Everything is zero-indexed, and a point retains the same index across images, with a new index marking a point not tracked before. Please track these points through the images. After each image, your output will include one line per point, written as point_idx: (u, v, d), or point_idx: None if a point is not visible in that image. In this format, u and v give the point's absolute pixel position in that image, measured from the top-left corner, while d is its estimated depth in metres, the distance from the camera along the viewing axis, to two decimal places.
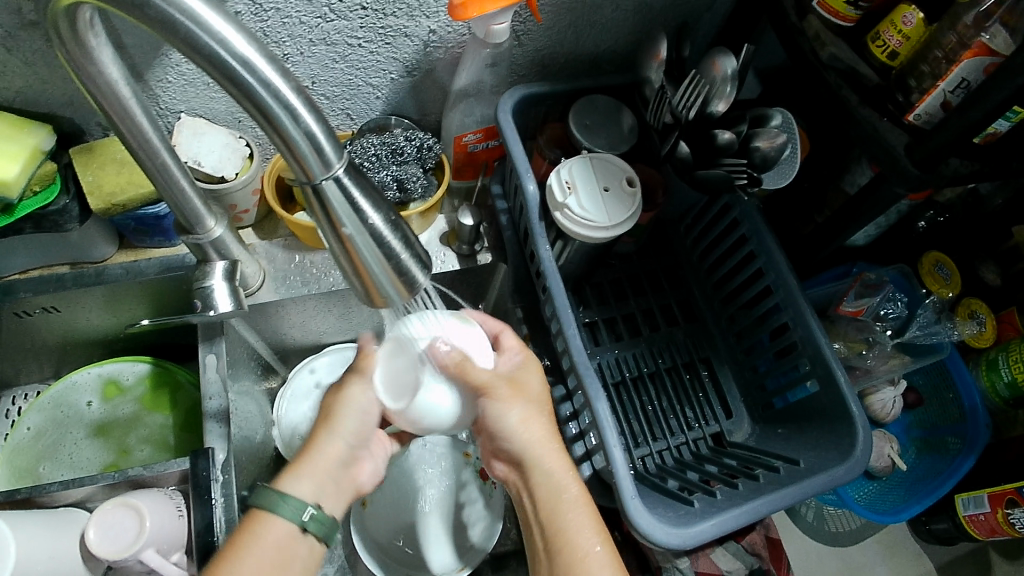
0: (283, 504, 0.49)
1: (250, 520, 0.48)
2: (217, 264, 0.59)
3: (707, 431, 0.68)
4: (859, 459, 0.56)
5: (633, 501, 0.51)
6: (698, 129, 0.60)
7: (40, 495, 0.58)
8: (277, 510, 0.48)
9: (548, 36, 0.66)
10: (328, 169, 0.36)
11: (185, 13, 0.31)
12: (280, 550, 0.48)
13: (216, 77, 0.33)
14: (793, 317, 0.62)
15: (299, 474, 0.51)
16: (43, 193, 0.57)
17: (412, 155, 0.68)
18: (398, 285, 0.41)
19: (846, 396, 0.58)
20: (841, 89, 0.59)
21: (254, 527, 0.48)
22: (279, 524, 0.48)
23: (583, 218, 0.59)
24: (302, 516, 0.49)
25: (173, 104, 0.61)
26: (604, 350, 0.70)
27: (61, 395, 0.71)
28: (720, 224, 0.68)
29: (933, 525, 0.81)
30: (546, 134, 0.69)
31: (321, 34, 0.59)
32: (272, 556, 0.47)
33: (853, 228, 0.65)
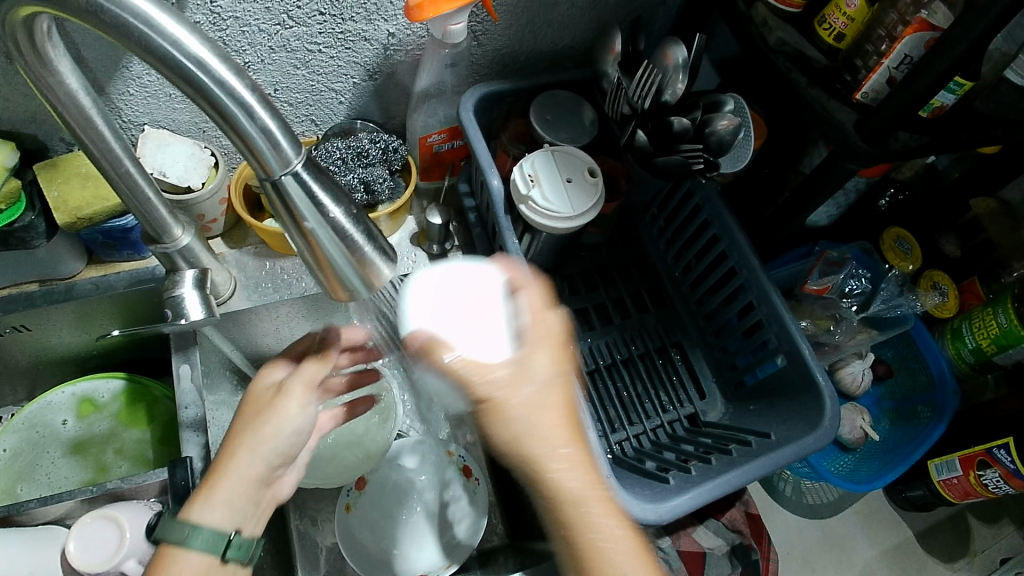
0: (193, 536, 0.45)
1: (158, 554, 0.46)
2: (186, 272, 0.59)
3: (682, 413, 0.70)
4: (827, 428, 0.58)
5: (609, 480, 0.52)
6: (654, 119, 0.62)
7: (19, 513, 0.57)
8: (188, 543, 0.45)
9: (506, 35, 0.68)
10: (287, 164, 0.37)
11: (139, 17, 0.32)
12: None
13: (172, 78, 0.34)
14: (756, 296, 0.65)
15: (213, 500, 0.47)
16: (6, 211, 0.56)
17: (378, 156, 0.68)
18: (363, 278, 0.42)
19: (811, 367, 0.60)
20: (790, 72, 0.61)
21: (163, 565, 0.45)
22: (187, 557, 0.45)
23: (547, 210, 0.60)
24: (225, 548, 0.46)
25: (136, 117, 0.62)
26: (578, 340, 0.71)
27: (35, 415, 0.70)
28: (683, 210, 0.70)
29: (910, 493, 0.83)
30: (510, 131, 0.70)
31: (281, 41, 0.60)
32: None
33: (811, 206, 0.67)
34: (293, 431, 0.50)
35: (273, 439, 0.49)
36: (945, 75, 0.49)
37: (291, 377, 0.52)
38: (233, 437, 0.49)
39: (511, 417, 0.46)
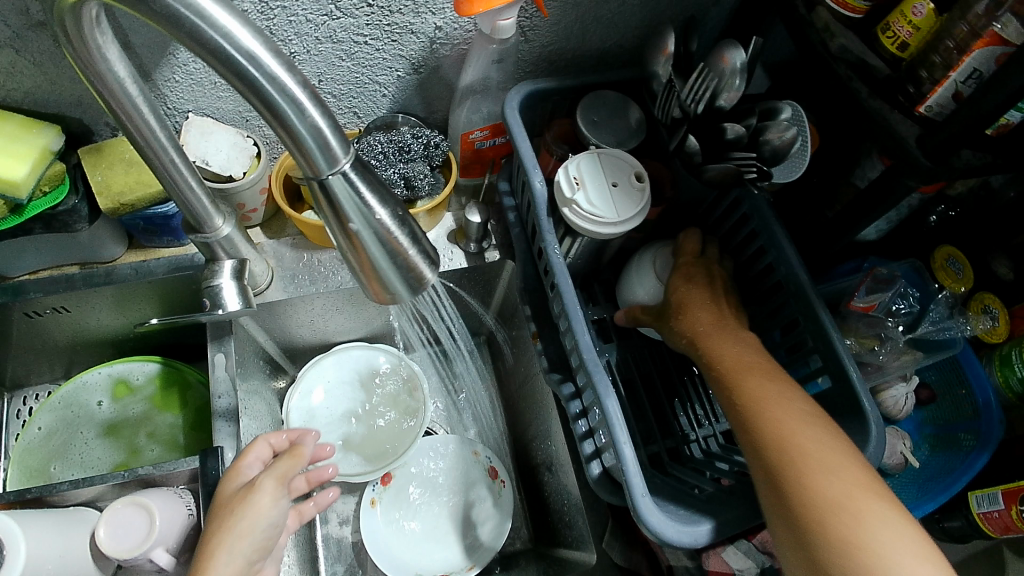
0: None
1: None
2: (225, 263, 0.59)
3: (718, 429, 0.67)
4: (871, 456, 0.56)
5: (644, 499, 0.50)
6: (707, 123, 0.60)
7: (51, 493, 0.58)
8: None
9: (554, 31, 0.66)
10: (335, 165, 0.36)
11: (190, 7, 0.30)
12: None
13: (222, 71, 0.33)
14: (803, 312, 0.63)
15: None
16: (52, 194, 0.57)
17: (419, 152, 0.67)
18: (404, 281, 0.41)
19: (858, 391, 0.58)
20: (852, 81, 0.59)
21: None
22: None
23: (590, 214, 0.59)
24: None
25: (182, 104, 0.61)
26: (614, 347, 0.70)
27: (71, 395, 0.71)
28: (731, 218, 0.68)
29: (946, 523, 0.81)
30: (554, 130, 0.68)
31: (327, 31, 0.59)
32: None
33: (863, 223, 0.64)
34: (267, 523, 0.50)
35: (252, 531, 0.49)
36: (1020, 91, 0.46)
37: (263, 473, 0.53)
38: (209, 539, 0.48)
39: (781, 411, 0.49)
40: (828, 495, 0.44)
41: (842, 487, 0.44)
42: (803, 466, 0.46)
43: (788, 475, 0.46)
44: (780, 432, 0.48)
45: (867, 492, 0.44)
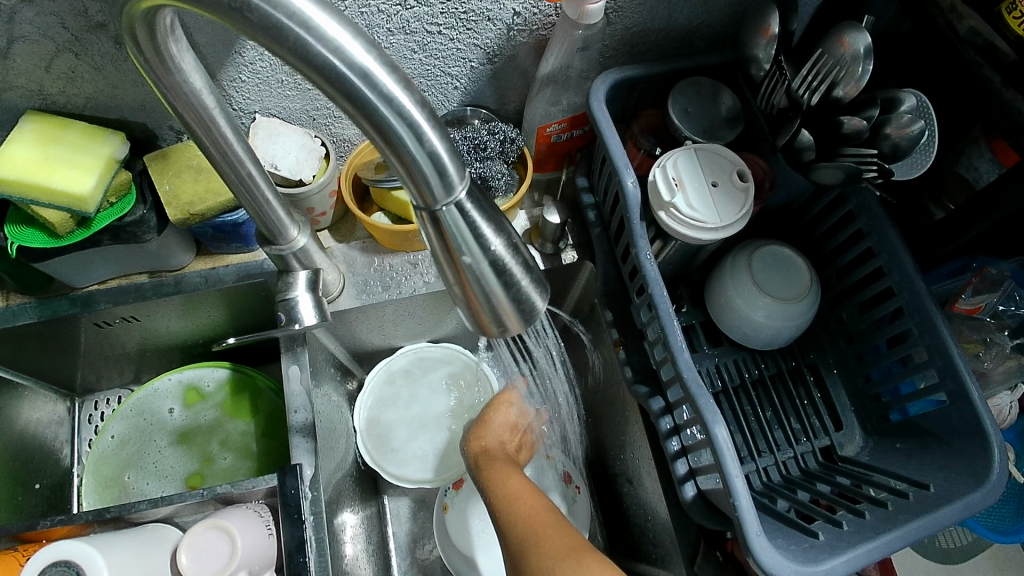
0: None
1: None
2: (300, 274, 0.56)
3: (817, 445, 0.63)
4: (995, 485, 0.51)
5: (758, 537, 0.46)
6: (822, 115, 0.54)
7: (130, 513, 0.56)
8: None
9: (641, 14, 0.60)
10: (450, 194, 0.32)
11: (295, 17, 0.26)
12: None
13: (329, 91, 0.29)
14: (919, 322, 0.57)
15: None
16: (119, 204, 0.55)
17: (496, 149, 0.63)
18: (512, 313, 0.36)
19: (981, 412, 0.53)
20: (983, 68, 0.51)
21: None
22: None
23: (691, 219, 0.54)
24: None
25: (248, 104, 0.58)
26: (703, 357, 0.65)
27: (143, 402, 0.70)
28: (834, 215, 0.62)
29: None
30: (642, 121, 0.63)
31: (400, 22, 0.54)
32: None
33: (986, 223, 0.58)
34: None
35: None
36: None
37: None
38: None
39: (502, 463, 0.58)
40: (516, 490, 0.53)
41: (522, 494, 0.52)
42: (506, 482, 0.54)
43: (494, 484, 0.55)
44: (497, 477, 0.55)
45: (538, 511, 0.50)
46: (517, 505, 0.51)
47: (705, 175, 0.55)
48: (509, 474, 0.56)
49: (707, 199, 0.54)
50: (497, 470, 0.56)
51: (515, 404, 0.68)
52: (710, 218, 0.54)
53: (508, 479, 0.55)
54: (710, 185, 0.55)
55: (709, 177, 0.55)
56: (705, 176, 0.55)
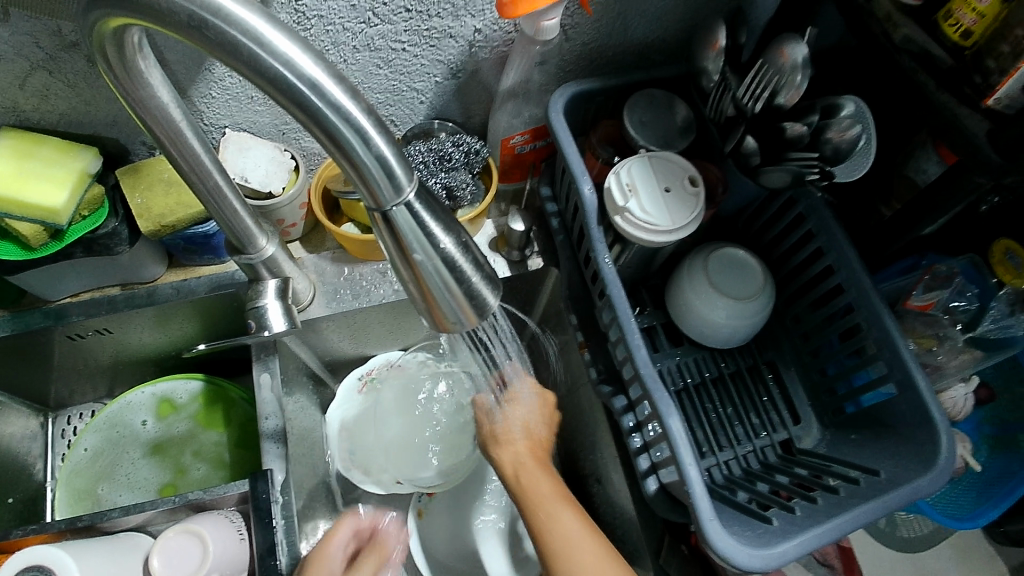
0: None
1: None
2: (269, 282, 0.57)
3: (775, 438, 0.66)
4: (942, 469, 0.53)
5: (712, 523, 0.48)
6: (765, 121, 0.57)
7: (103, 522, 0.57)
8: None
9: (597, 29, 0.63)
10: (399, 194, 0.34)
11: (248, 32, 0.29)
12: None
13: (282, 101, 0.31)
14: (867, 317, 0.60)
15: None
16: (91, 217, 0.56)
17: (460, 161, 0.65)
18: (468, 311, 0.38)
19: (928, 401, 0.55)
20: (917, 73, 0.55)
21: None
22: None
23: (645, 222, 0.56)
24: None
25: (218, 119, 0.60)
26: (665, 356, 0.68)
27: (116, 415, 0.71)
28: (785, 218, 0.65)
29: (1008, 527, 0.78)
30: (599, 132, 0.66)
31: (365, 39, 0.57)
32: None
33: (930, 219, 0.61)
34: None
35: None
36: None
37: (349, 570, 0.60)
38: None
39: (530, 485, 0.57)
40: (566, 531, 0.53)
41: (572, 534, 0.53)
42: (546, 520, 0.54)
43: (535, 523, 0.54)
44: (538, 513, 0.55)
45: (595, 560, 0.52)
46: (574, 554, 0.52)
47: (658, 181, 0.58)
48: (547, 509, 0.55)
49: (661, 204, 0.57)
50: (537, 501, 0.55)
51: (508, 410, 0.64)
52: (666, 223, 0.56)
53: (553, 513, 0.54)
54: (665, 190, 0.57)
55: (664, 182, 0.58)
56: (659, 182, 0.58)
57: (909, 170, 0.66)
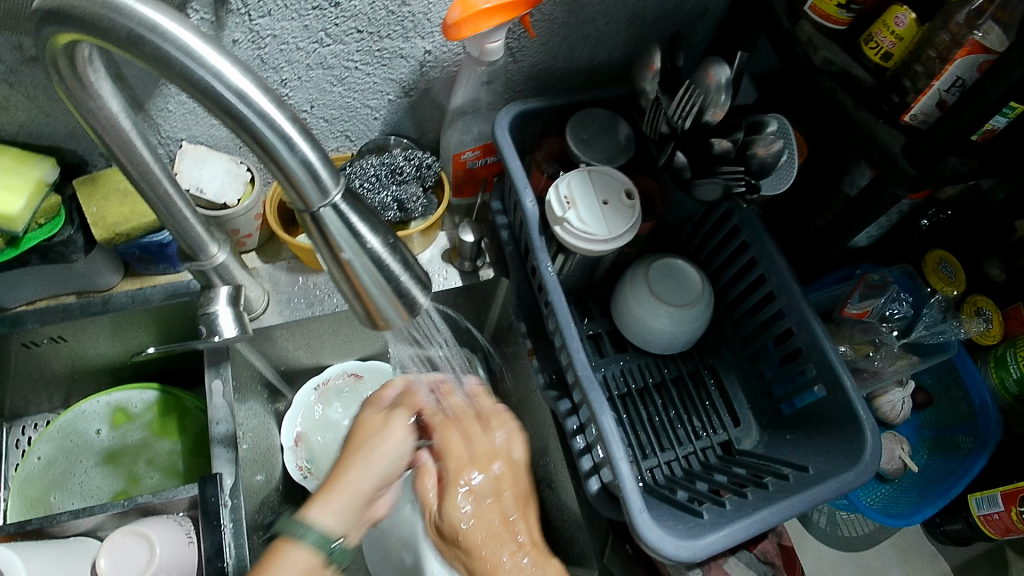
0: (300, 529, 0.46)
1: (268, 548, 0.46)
2: (221, 289, 0.59)
3: (715, 440, 0.69)
4: (867, 465, 0.56)
5: (642, 515, 0.52)
6: (694, 138, 0.60)
7: (51, 524, 0.58)
8: (302, 537, 0.45)
9: (543, 51, 0.66)
10: (327, 196, 0.36)
11: (180, 47, 0.31)
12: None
13: (213, 109, 0.33)
14: (796, 322, 0.63)
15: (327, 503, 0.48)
16: (46, 226, 0.58)
17: (411, 174, 0.68)
18: (399, 308, 0.40)
19: (852, 401, 0.58)
20: (835, 93, 0.59)
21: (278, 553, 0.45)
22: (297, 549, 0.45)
23: (583, 232, 0.59)
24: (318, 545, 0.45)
25: (175, 133, 0.62)
26: (610, 362, 0.71)
27: (70, 424, 0.72)
28: (721, 230, 0.69)
29: (948, 526, 0.81)
30: (544, 148, 0.69)
31: (318, 58, 0.60)
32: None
33: (854, 230, 0.65)
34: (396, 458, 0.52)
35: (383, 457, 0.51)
36: (999, 102, 0.47)
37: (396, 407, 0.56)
38: (345, 461, 0.51)
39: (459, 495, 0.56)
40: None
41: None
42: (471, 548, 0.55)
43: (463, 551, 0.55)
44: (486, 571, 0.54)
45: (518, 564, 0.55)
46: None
47: (596, 195, 0.61)
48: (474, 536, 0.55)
49: (597, 216, 0.60)
50: (487, 564, 0.54)
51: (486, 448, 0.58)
52: (602, 234, 0.59)
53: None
54: (602, 203, 0.60)
55: (601, 196, 0.61)
56: (597, 195, 0.61)
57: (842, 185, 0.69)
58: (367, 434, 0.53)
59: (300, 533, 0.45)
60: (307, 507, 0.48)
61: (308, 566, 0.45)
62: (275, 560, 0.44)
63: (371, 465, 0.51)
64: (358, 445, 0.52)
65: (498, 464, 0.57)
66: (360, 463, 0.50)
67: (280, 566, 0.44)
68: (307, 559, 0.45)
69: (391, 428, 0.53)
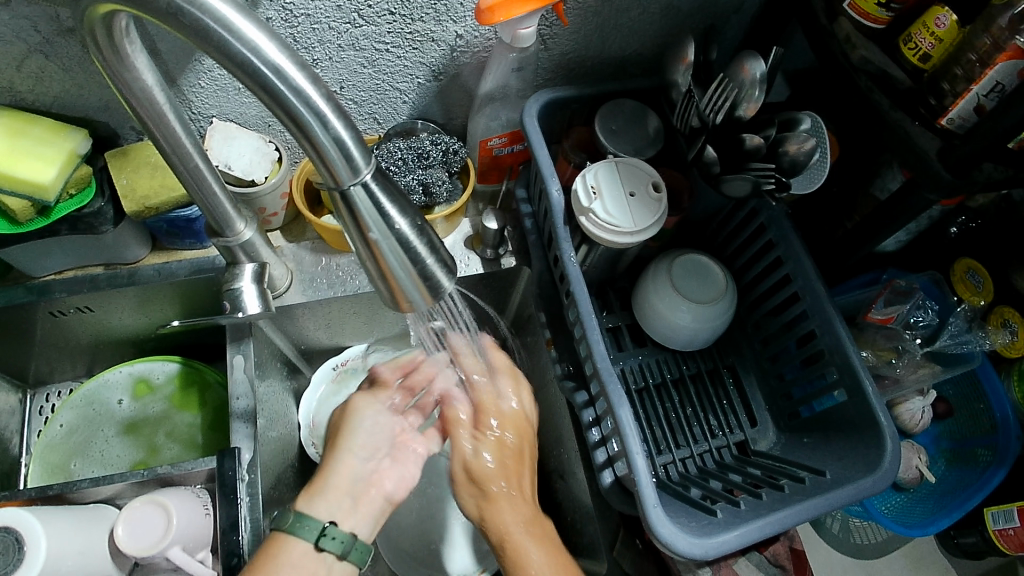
0: (299, 524, 0.51)
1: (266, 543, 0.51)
2: (246, 266, 0.59)
3: (731, 440, 0.69)
4: (886, 472, 0.55)
5: (655, 510, 0.52)
6: (725, 134, 0.60)
7: (71, 492, 0.59)
8: (301, 533, 0.51)
9: (574, 40, 0.66)
10: (357, 175, 0.36)
11: (219, 21, 0.31)
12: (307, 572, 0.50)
13: (248, 83, 0.33)
14: (820, 324, 0.62)
15: (316, 495, 0.54)
16: (77, 196, 0.59)
17: (438, 159, 0.68)
18: (425, 290, 0.40)
19: (874, 406, 0.58)
20: (872, 92, 0.58)
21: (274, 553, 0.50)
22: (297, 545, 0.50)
23: (608, 224, 0.59)
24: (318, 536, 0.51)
25: (206, 109, 0.62)
26: (628, 356, 0.70)
27: (93, 393, 0.73)
28: (748, 228, 0.68)
29: (961, 539, 0.80)
30: (572, 138, 0.69)
31: (349, 39, 0.59)
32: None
33: (884, 234, 0.63)
34: (373, 428, 0.60)
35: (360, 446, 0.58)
36: None
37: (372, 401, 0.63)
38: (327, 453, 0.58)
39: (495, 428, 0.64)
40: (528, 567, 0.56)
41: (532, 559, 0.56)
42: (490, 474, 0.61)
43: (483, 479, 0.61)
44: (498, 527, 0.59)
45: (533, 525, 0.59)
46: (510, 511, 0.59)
47: (625, 186, 0.60)
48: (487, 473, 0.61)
49: (625, 207, 0.59)
50: (511, 535, 0.57)
51: (496, 410, 0.64)
52: (630, 225, 0.59)
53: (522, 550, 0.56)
54: (631, 195, 0.60)
55: (630, 187, 0.61)
56: (625, 187, 0.60)
57: (872, 187, 0.68)
58: (347, 420, 0.60)
59: (291, 527, 0.51)
60: (298, 503, 0.54)
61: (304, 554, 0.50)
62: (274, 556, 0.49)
63: (352, 448, 0.58)
64: (339, 432, 0.59)
65: (501, 421, 0.64)
66: (345, 448, 0.58)
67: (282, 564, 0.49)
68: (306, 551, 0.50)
69: (359, 415, 0.60)
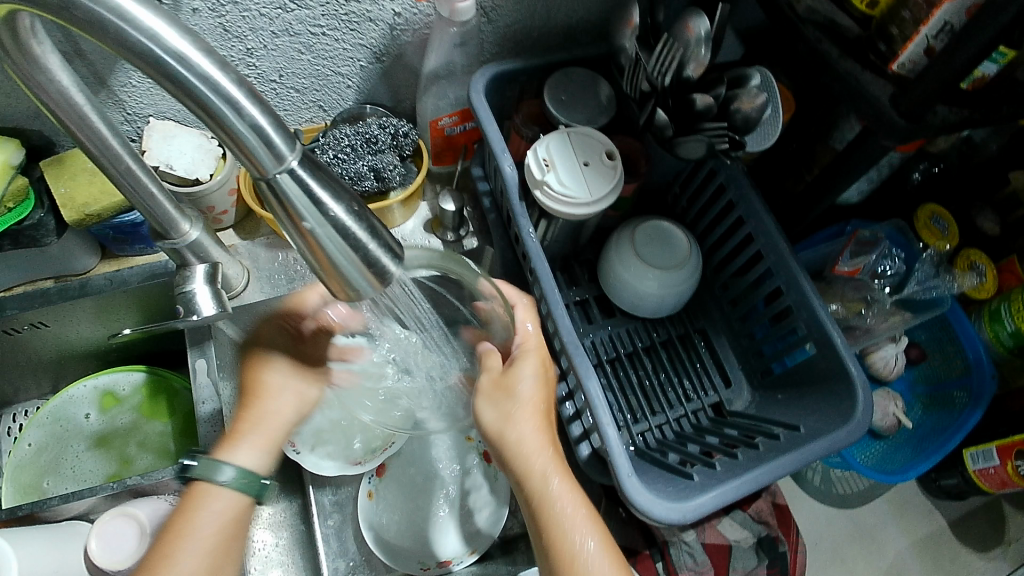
0: (212, 471, 0.48)
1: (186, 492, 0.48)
2: (196, 267, 0.57)
3: (706, 402, 0.69)
4: (860, 421, 0.55)
5: (630, 479, 0.51)
6: (675, 95, 0.58)
7: (42, 510, 0.58)
8: (217, 479, 0.48)
9: (518, 10, 0.64)
10: (282, 162, 0.34)
11: (113, 11, 0.30)
12: (229, 521, 0.48)
13: (155, 76, 0.32)
14: (785, 280, 0.61)
15: (239, 443, 0.50)
16: (16, 209, 0.56)
17: (388, 142, 0.66)
18: (371, 278, 0.38)
19: (843, 357, 0.57)
20: (821, 43, 0.57)
21: (196, 501, 0.47)
22: (212, 493, 0.48)
23: (563, 194, 0.58)
24: (231, 481, 0.48)
25: (141, 109, 0.61)
26: (598, 328, 0.70)
27: (59, 409, 0.71)
28: (707, 189, 0.67)
29: (943, 481, 0.81)
30: (523, 112, 0.68)
31: (282, 25, 0.57)
32: (216, 527, 0.47)
33: (839, 185, 0.63)
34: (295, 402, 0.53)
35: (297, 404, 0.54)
36: (990, 45, 0.45)
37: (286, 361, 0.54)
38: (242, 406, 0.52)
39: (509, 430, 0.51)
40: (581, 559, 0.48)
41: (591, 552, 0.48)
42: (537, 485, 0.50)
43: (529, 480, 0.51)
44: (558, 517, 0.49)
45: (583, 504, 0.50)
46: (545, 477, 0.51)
47: (578, 156, 0.59)
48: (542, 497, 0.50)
49: (580, 179, 0.58)
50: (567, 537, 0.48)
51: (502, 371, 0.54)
52: (588, 195, 0.58)
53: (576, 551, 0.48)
54: (587, 166, 0.59)
55: (583, 157, 0.59)
56: (580, 156, 0.59)
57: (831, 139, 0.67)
58: (260, 392, 0.53)
59: (213, 475, 0.48)
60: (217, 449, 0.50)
61: (226, 504, 0.48)
62: (197, 504, 0.47)
63: (265, 417, 0.52)
64: (253, 391, 0.53)
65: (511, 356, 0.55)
66: (256, 409, 0.52)
67: (199, 513, 0.47)
68: (230, 499, 0.48)
69: (291, 381, 0.54)
